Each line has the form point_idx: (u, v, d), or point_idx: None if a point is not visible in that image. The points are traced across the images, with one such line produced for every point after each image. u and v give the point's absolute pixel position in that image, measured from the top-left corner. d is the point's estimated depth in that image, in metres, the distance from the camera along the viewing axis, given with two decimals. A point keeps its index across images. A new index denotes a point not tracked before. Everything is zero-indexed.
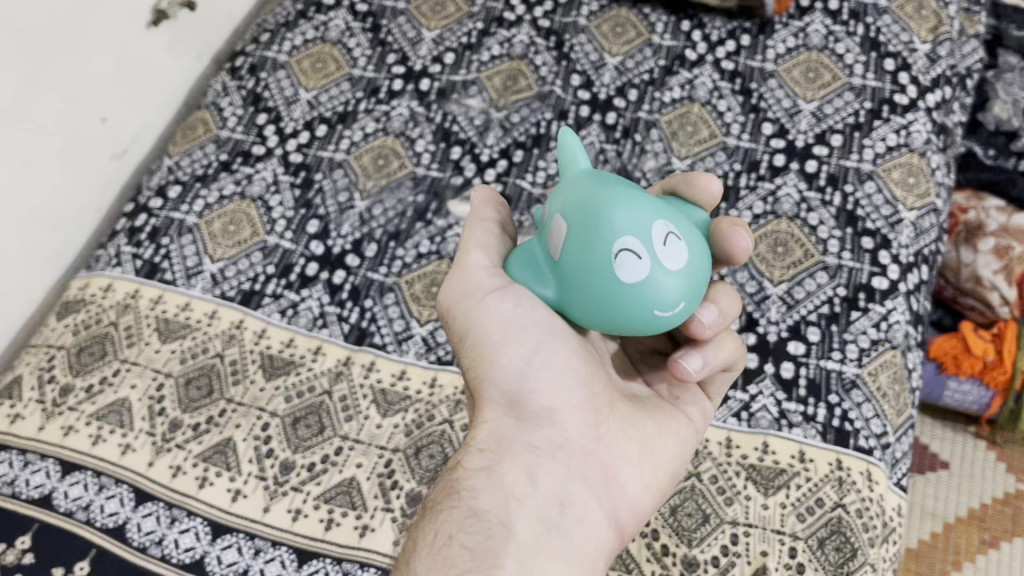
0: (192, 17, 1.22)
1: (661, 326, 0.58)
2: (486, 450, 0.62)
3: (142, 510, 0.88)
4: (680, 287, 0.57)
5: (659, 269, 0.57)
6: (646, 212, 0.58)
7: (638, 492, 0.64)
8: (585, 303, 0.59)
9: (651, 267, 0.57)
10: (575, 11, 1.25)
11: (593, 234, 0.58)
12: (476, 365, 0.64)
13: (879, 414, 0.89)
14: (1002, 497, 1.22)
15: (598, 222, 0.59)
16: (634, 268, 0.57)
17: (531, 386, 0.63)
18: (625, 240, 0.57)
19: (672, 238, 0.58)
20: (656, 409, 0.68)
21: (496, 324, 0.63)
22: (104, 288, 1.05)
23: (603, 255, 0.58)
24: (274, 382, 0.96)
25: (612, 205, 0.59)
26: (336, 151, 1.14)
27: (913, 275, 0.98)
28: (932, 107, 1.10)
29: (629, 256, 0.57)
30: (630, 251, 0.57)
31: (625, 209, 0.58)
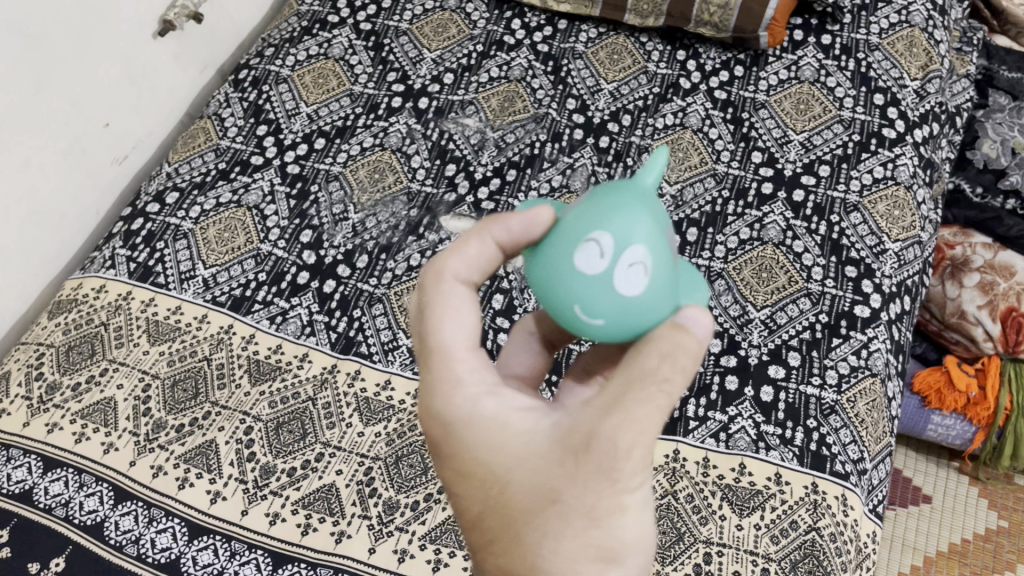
0: (199, 31, 1.26)
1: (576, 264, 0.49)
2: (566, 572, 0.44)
3: (121, 508, 0.89)
4: (605, 303, 0.49)
5: (569, 263, 0.50)
6: (666, 240, 0.51)
7: None
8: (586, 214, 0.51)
9: (583, 270, 0.49)
10: (574, 37, 1.27)
11: (592, 203, 0.52)
12: (581, 559, 0.44)
13: (856, 441, 0.90)
14: (984, 533, 1.22)
15: (620, 200, 0.51)
16: (584, 263, 0.49)
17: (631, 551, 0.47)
18: (604, 234, 0.49)
19: (637, 267, 0.49)
20: None
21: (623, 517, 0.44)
22: (97, 288, 1.06)
23: (587, 218, 0.51)
24: (260, 387, 0.97)
25: (624, 203, 0.51)
26: (333, 164, 1.16)
27: (894, 305, 1.00)
28: (920, 142, 1.13)
29: (593, 248, 0.49)
30: (593, 246, 0.49)
31: (648, 213, 0.51)
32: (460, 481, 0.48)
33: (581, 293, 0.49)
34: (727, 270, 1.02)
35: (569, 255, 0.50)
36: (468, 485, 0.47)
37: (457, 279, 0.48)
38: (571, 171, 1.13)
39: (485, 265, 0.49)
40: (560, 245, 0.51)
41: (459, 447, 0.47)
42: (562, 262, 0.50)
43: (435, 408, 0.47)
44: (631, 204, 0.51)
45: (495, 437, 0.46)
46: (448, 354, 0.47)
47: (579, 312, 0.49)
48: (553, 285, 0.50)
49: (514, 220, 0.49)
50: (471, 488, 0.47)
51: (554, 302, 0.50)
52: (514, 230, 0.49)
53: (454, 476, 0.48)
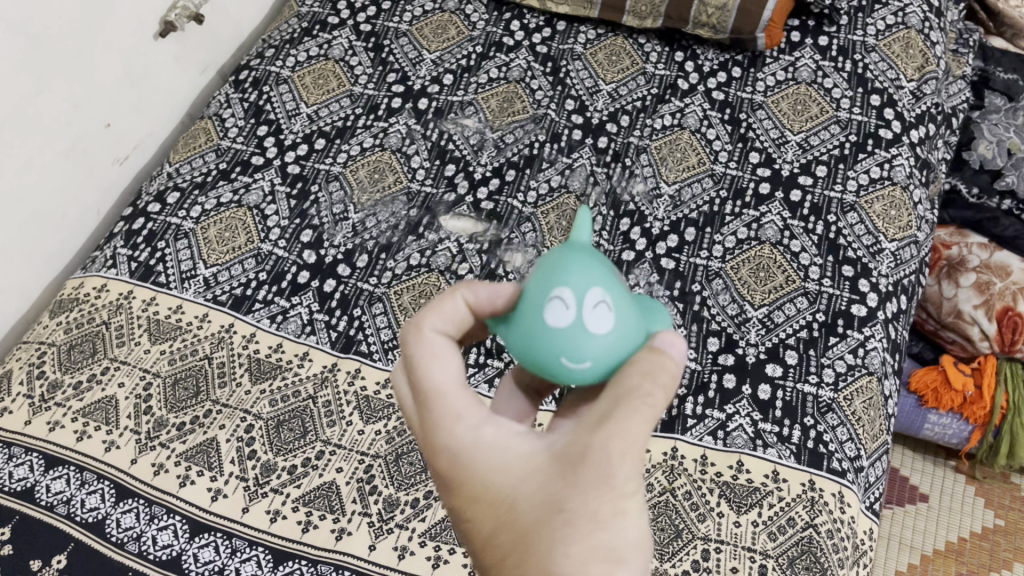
0: (200, 32, 1.27)
1: (545, 321, 0.52)
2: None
3: (122, 506, 0.89)
4: (584, 345, 0.51)
5: (541, 323, 0.52)
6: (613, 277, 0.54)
7: None
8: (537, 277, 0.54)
9: (557, 325, 0.52)
10: (572, 39, 1.28)
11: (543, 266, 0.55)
12: (588, 564, 0.42)
13: (853, 439, 0.91)
14: (981, 532, 1.22)
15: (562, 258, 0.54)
16: (554, 317, 0.52)
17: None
18: (564, 289, 0.52)
19: (601, 307, 0.52)
20: None
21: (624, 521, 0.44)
22: (98, 288, 1.07)
23: (541, 281, 0.54)
24: (260, 385, 0.98)
25: (566, 261, 0.54)
26: (333, 164, 1.17)
27: (891, 304, 1.01)
28: (916, 142, 1.13)
29: (558, 304, 0.52)
30: (557, 302, 0.52)
31: (591, 262, 0.54)
32: (469, 509, 0.48)
33: (562, 346, 0.51)
34: (725, 269, 1.03)
35: (537, 316, 0.53)
36: (477, 511, 0.48)
37: (438, 329, 0.51)
38: (569, 171, 1.14)
39: (460, 324, 0.52)
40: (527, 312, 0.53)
41: (465, 476, 0.48)
42: (533, 321, 0.53)
43: (439, 442, 0.49)
44: (577, 256, 0.54)
45: (499, 460, 0.47)
46: (444, 393, 0.49)
47: (566, 361, 0.52)
48: (533, 343, 0.52)
49: (481, 286, 0.53)
50: (479, 515, 0.48)
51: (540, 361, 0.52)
52: (484, 297, 0.53)
53: (460, 505, 0.49)
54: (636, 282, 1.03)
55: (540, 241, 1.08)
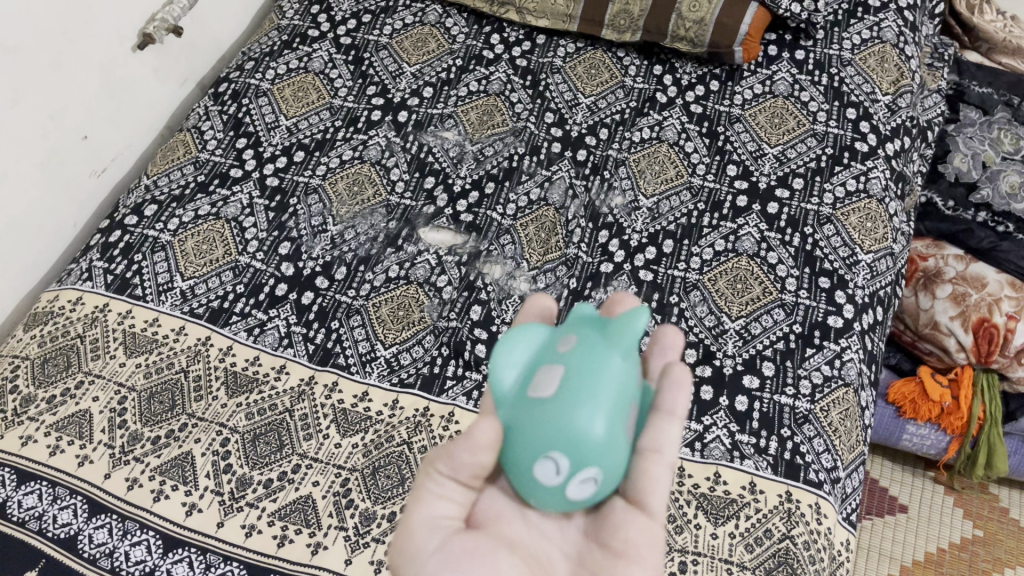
0: (180, 44, 1.27)
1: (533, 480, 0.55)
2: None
3: (95, 522, 0.88)
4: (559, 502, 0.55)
5: (529, 460, 0.54)
6: (612, 453, 0.54)
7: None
8: (540, 413, 0.54)
9: (536, 478, 0.54)
10: (552, 52, 1.29)
11: (546, 403, 0.54)
12: None
13: (830, 449, 0.91)
14: (960, 542, 1.23)
15: (578, 406, 0.54)
16: (545, 473, 0.54)
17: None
18: (564, 454, 0.53)
19: (584, 482, 0.54)
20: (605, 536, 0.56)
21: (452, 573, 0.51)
22: (73, 300, 1.06)
23: (557, 412, 0.54)
24: (237, 399, 0.97)
25: (573, 404, 0.54)
26: (312, 177, 1.16)
27: (867, 315, 1.02)
28: (891, 155, 1.14)
29: (552, 465, 0.53)
30: (558, 463, 0.53)
31: (603, 427, 0.54)
32: None
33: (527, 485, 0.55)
34: (702, 281, 1.03)
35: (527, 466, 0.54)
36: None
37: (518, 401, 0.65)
38: (549, 183, 1.14)
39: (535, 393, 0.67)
40: (521, 409, 0.55)
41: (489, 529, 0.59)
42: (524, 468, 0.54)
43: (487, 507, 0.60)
44: (585, 402, 0.54)
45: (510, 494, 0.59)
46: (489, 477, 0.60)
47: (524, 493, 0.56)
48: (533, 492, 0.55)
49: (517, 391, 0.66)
50: None
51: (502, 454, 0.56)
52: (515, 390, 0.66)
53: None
54: (614, 293, 1.03)
55: (518, 253, 1.08)
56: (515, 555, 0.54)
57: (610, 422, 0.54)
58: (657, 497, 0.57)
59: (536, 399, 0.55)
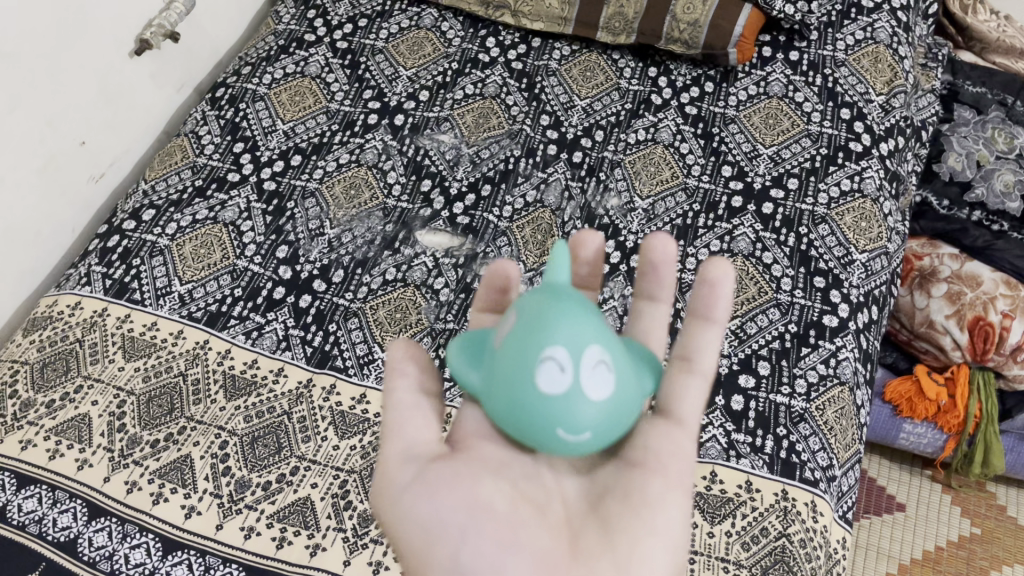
0: (176, 49, 1.27)
1: (548, 420, 0.53)
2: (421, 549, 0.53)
3: (95, 525, 0.88)
4: (592, 417, 0.54)
5: (532, 386, 0.54)
6: (598, 335, 0.55)
7: (650, 518, 0.55)
8: (523, 345, 0.55)
9: (550, 393, 0.53)
10: (548, 55, 1.29)
11: (527, 332, 0.55)
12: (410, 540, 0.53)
13: (825, 448, 0.92)
14: (957, 540, 1.23)
15: (556, 316, 0.55)
16: (555, 375, 0.53)
17: (480, 506, 0.53)
18: (556, 349, 0.54)
19: (600, 370, 0.54)
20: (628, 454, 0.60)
21: (428, 501, 0.53)
22: (72, 305, 1.06)
23: (526, 342, 0.55)
24: (235, 402, 0.98)
25: (553, 317, 0.55)
26: (309, 180, 1.17)
27: (862, 315, 1.02)
28: (885, 155, 1.15)
29: (552, 365, 0.53)
30: (557, 359, 0.53)
31: (575, 318, 0.55)
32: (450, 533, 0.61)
33: (546, 415, 0.53)
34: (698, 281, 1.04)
35: (537, 383, 0.53)
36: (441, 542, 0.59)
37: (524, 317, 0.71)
38: (545, 185, 1.15)
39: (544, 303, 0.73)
40: (500, 367, 0.56)
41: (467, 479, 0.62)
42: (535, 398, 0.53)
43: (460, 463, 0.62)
44: (563, 311, 0.55)
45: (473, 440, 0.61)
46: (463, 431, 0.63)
47: (550, 436, 0.54)
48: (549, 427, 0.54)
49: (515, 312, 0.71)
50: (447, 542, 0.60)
51: (511, 423, 0.55)
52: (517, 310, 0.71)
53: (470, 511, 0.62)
54: (610, 294, 1.03)
55: (515, 255, 1.08)
56: (501, 478, 0.56)
57: (588, 314, 0.56)
58: (685, 406, 0.61)
59: (517, 341, 0.55)
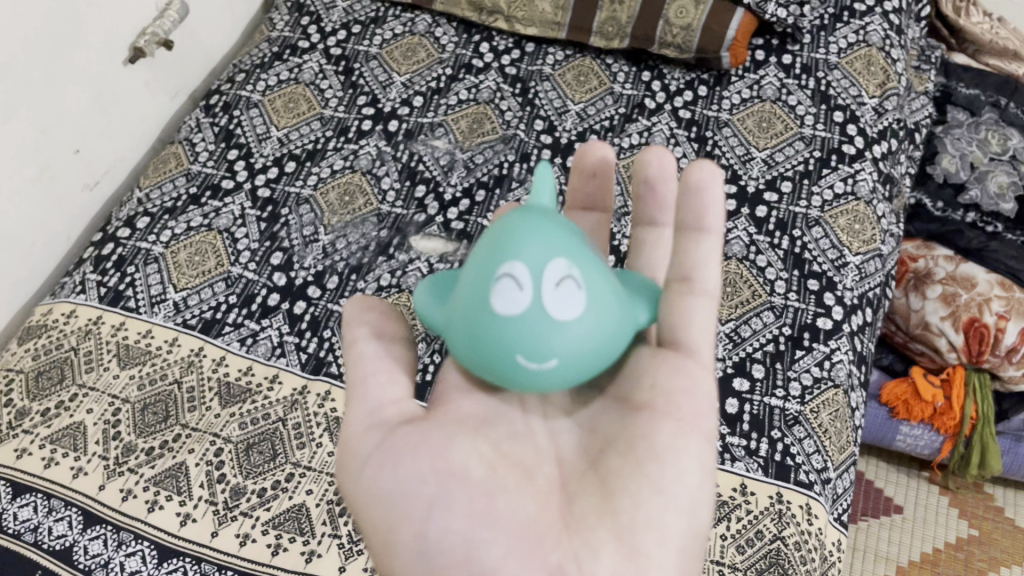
0: (171, 57, 1.28)
1: (508, 340, 0.54)
2: (386, 515, 0.54)
3: (90, 533, 0.88)
4: (560, 341, 0.54)
5: (493, 305, 0.55)
6: (563, 252, 0.55)
7: (643, 467, 0.56)
8: (480, 272, 0.56)
9: (510, 313, 0.54)
10: (541, 60, 1.30)
11: (487, 257, 0.57)
12: (377, 508, 0.54)
13: (820, 450, 0.92)
14: (955, 542, 1.23)
15: (519, 238, 0.56)
16: (508, 293, 0.54)
17: (456, 471, 0.54)
18: (517, 267, 0.54)
19: (565, 285, 0.54)
20: (637, 400, 0.59)
21: (390, 471, 0.54)
22: (67, 314, 1.06)
23: (489, 264, 0.56)
24: (230, 409, 0.98)
25: (517, 237, 0.56)
26: (303, 187, 1.17)
27: (856, 317, 1.02)
28: (878, 158, 1.15)
29: (510, 283, 0.54)
30: (515, 276, 0.54)
31: (540, 238, 0.56)
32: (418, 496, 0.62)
33: (507, 338, 0.54)
34: None
35: (494, 300, 0.55)
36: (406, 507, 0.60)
37: None
38: None
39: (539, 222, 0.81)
40: (464, 296, 0.57)
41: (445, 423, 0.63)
42: (493, 317, 0.55)
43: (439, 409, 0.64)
44: (524, 231, 0.57)
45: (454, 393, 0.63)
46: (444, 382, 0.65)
47: (514, 364, 0.54)
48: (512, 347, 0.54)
49: None
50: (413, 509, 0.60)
51: (477, 356, 0.56)
52: None
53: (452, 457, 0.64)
54: None
55: None
56: (480, 440, 0.57)
57: (550, 234, 0.56)
58: (693, 332, 0.60)
59: (477, 268, 0.57)
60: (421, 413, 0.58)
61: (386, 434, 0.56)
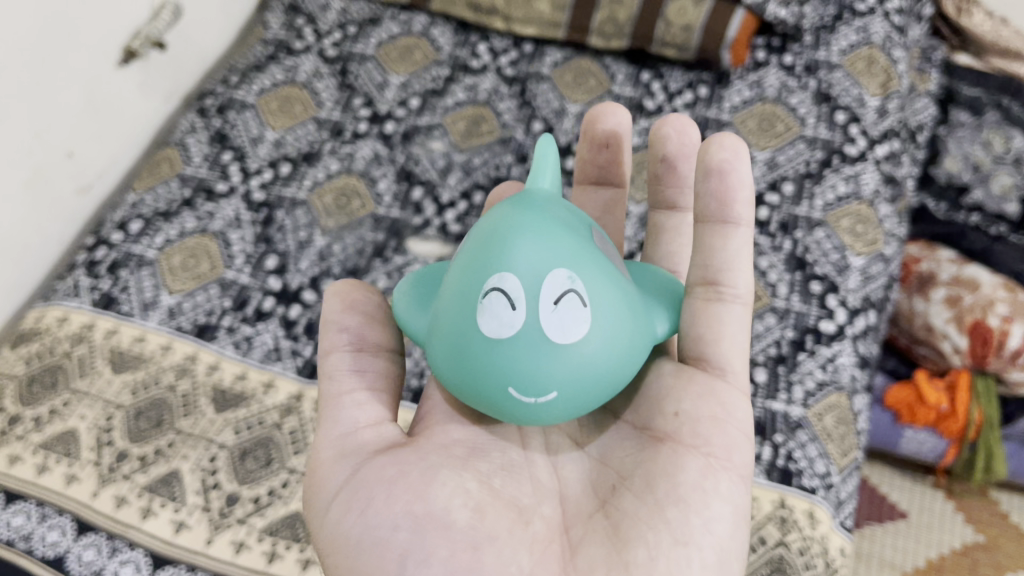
0: (164, 59, 1.26)
1: (503, 363, 0.54)
2: (355, 552, 0.56)
3: (84, 540, 0.86)
4: (556, 366, 0.54)
5: (485, 324, 0.54)
6: (557, 263, 0.55)
7: (662, 511, 0.58)
8: (469, 282, 0.56)
9: (503, 333, 0.54)
10: (539, 61, 1.28)
11: (479, 266, 0.56)
12: (348, 542, 0.56)
13: (824, 455, 0.90)
14: (961, 548, 1.21)
15: (512, 249, 0.55)
16: (501, 311, 0.54)
17: (439, 516, 0.55)
18: (511, 284, 0.54)
19: (564, 300, 0.54)
20: (661, 436, 0.62)
21: (366, 510, 0.56)
22: (59, 318, 1.04)
23: (478, 278, 0.56)
24: (225, 415, 0.96)
25: (510, 249, 0.56)
26: (299, 190, 1.16)
27: (860, 320, 1.00)
28: (881, 159, 1.13)
29: (503, 302, 0.54)
30: (506, 293, 0.54)
31: (532, 245, 0.56)
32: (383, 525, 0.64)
33: (505, 368, 0.54)
34: None
35: (484, 320, 0.54)
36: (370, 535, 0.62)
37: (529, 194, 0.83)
38: None
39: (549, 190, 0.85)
40: (451, 305, 0.57)
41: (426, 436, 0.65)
42: (484, 339, 0.54)
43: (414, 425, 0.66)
44: (518, 241, 0.56)
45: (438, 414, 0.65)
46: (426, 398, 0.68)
47: (511, 394, 0.54)
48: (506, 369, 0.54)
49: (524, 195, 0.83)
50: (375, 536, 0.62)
51: (473, 384, 0.56)
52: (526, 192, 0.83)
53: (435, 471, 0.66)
54: None
55: None
56: (466, 479, 0.59)
57: (545, 243, 0.56)
58: (730, 335, 0.64)
59: (467, 277, 0.57)
60: (399, 441, 0.61)
61: (361, 466, 0.58)
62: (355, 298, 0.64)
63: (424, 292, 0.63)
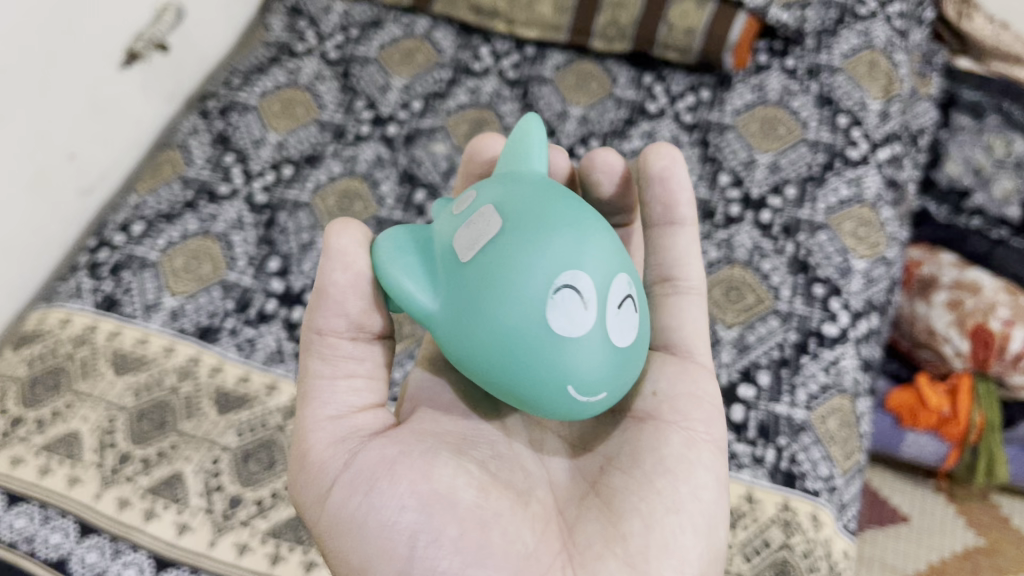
0: (166, 60, 1.26)
1: (563, 356, 0.56)
2: (362, 535, 0.55)
3: (87, 542, 0.86)
4: (610, 366, 0.57)
5: (553, 319, 0.55)
6: (618, 266, 0.58)
7: (654, 483, 0.60)
8: (522, 268, 0.56)
9: (575, 330, 0.55)
10: (541, 64, 1.29)
11: (529, 251, 0.56)
12: (352, 526, 0.55)
13: (827, 457, 0.90)
14: (962, 551, 1.21)
15: (571, 241, 0.57)
16: (575, 311, 0.55)
17: (445, 497, 0.55)
18: (583, 284, 0.56)
19: (624, 305, 0.58)
20: (638, 420, 0.66)
21: (370, 493, 0.55)
22: (62, 320, 1.04)
23: (546, 271, 0.56)
24: (228, 417, 0.96)
25: (563, 240, 0.57)
26: (301, 192, 1.16)
27: (863, 323, 1.00)
28: (883, 162, 1.13)
29: (576, 300, 0.55)
30: (579, 291, 0.55)
31: (583, 239, 0.58)
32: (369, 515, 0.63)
33: (565, 367, 0.55)
34: None
35: (553, 315, 0.55)
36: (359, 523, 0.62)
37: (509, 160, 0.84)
38: None
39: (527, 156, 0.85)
40: (493, 288, 0.56)
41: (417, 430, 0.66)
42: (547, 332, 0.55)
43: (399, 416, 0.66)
44: (572, 234, 0.58)
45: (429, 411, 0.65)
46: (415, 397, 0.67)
47: (568, 391, 0.56)
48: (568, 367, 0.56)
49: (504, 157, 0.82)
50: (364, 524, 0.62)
51: (529, 381, 0.56)
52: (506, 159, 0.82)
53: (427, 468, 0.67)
54: None
55: None
56: (464, 460, 0.59)
57: (595, 239, 0.58)
58: (690, 319, 0.72)
59: (515, 263, 0.56)
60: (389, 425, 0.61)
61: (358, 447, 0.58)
62: (355, 268, 0.59)
63: (411, 253, 0.60)
